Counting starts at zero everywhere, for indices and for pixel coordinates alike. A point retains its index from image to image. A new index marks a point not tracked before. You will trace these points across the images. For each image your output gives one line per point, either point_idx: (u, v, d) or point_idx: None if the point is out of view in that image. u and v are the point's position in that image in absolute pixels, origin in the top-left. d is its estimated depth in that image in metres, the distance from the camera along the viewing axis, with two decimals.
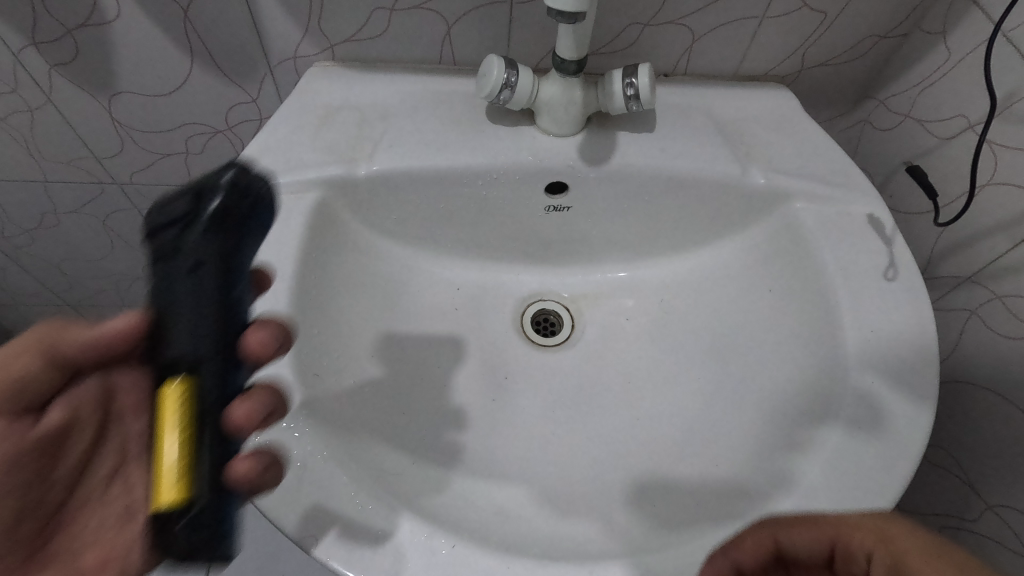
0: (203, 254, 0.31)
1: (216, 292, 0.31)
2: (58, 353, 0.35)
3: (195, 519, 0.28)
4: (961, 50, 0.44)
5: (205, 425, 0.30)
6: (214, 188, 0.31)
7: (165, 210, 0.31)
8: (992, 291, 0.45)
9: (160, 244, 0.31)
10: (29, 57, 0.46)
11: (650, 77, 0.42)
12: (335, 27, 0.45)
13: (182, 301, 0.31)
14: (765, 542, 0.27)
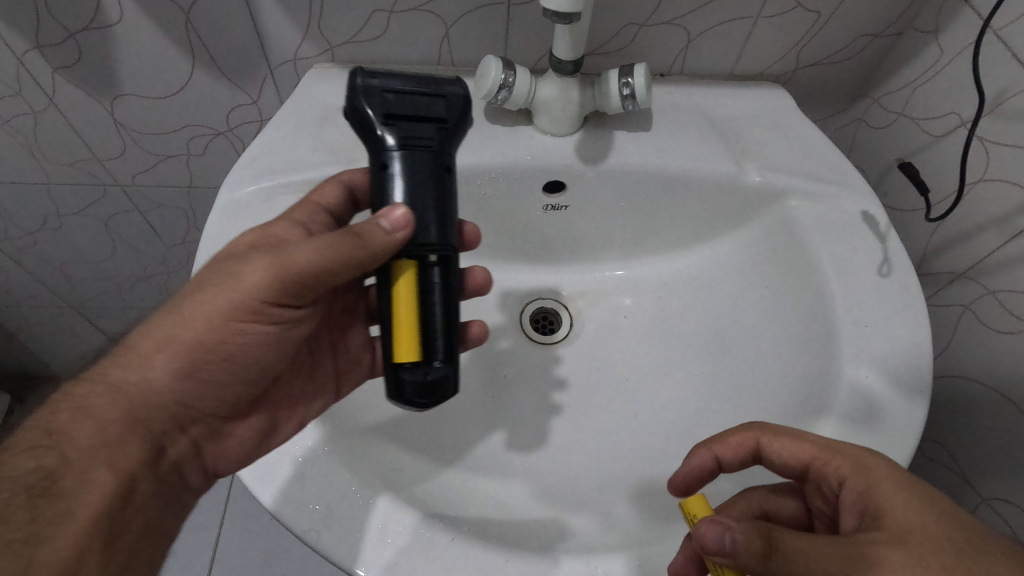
0: (445, 156, 0.34)
1: (446, 188, 0.34)
2: (321, 275, 0.33)
3: (441, 377, 0.32)
4: (953, 49, 0.44)
5: (437, 288, 0.33)
6: (400, 110, 0.33)
7: (427, 104, 0.33)
8: (986, 286, 0.46)
9: (413, 130, 0.33)
10: (33, 60, 0.47)
11: (646, 77, 0.42)
12: (334, 29, 0.45)
13: (415, 185, 0.33)
14: (748, 442, 0.35)
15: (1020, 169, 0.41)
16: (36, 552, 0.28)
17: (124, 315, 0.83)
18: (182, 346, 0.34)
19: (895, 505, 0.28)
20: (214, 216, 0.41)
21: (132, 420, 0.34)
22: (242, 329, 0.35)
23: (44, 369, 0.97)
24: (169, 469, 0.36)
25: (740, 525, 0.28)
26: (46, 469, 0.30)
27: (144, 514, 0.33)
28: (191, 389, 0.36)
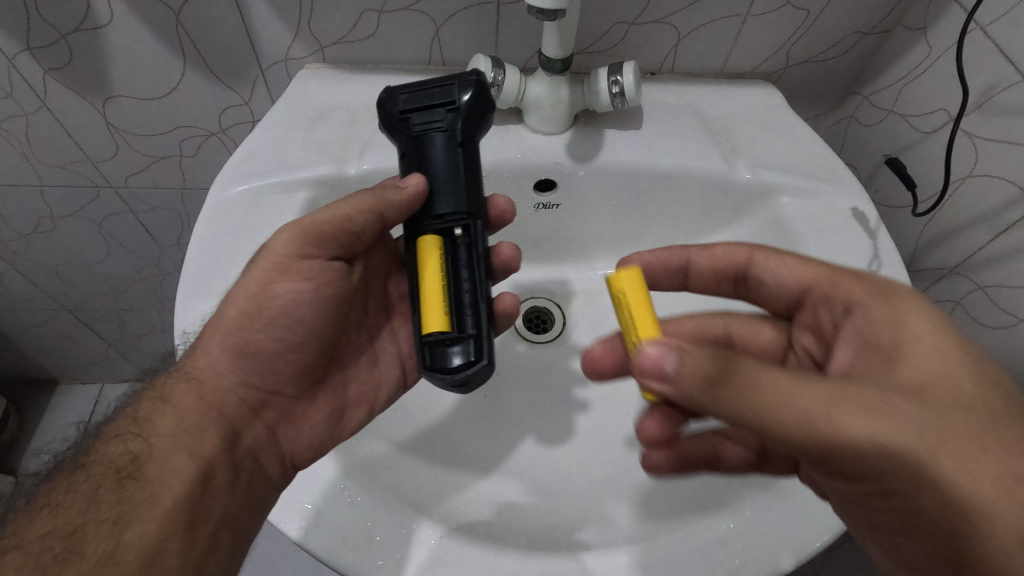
0: (456, 130, 0.35)
1: (462, 162, 0.35)
2: (340, 221, 0.37)
3: (475, 345, 0.31)
4: (942, 45, 0.44)
5: (465, 255, 0.33)
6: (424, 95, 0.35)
7: (439, 91, 0.35)
8: (976, 282, 0.46)
9: (429, 116, 0.34)
10: (24, 62, 0.47)
11: (635, 75, 0.43)
12: (324, 29, 0.45)
13: (434, 164, 0.34)
14: (740, 256, 0.39)
15: (1009, 165, 0.42)
16: (122, 534, 0.29)
17: (119, 317, 0.83)
18: (235, 331, 0.37)
19: (916, 351, 0.29)
20: (204, 215, 0.41)
21: (209, 407, 0.36)
22: (274, 286, 0.37)
23: (40, 372, 0.97)
24: (247, 457, 0.36)
25: (692, 351, 0.27)
26: (134, 453, 0.32)
27: (224, 499, 0.34)
28: (253, 370, 0.38)
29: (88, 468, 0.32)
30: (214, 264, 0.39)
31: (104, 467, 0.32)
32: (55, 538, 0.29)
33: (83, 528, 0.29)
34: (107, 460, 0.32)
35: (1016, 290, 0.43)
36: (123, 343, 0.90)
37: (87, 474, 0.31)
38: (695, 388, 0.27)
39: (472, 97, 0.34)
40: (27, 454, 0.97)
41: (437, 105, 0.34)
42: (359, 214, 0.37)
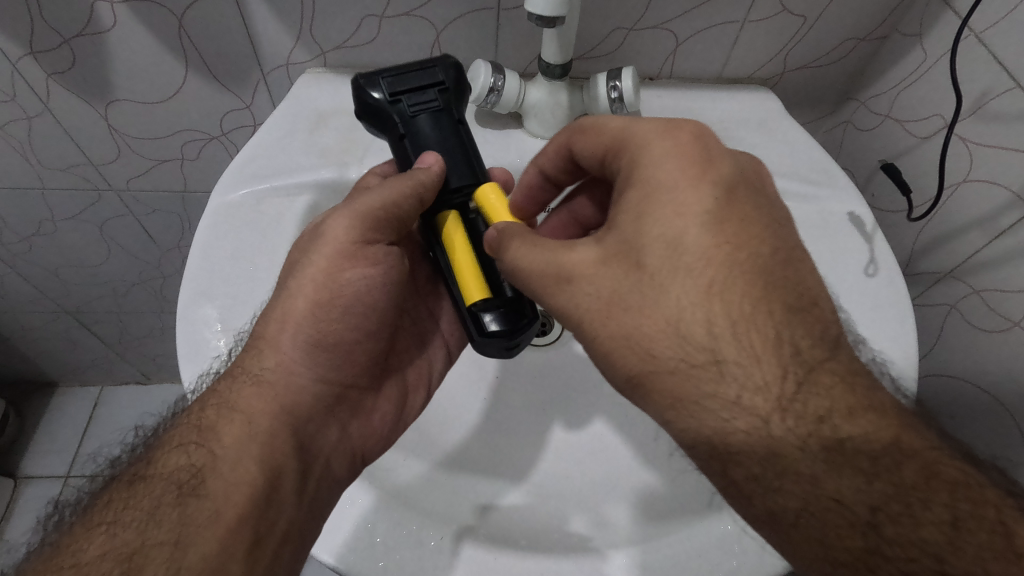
0: (451, 109, 0.38)
1: (462, 134, 0.38)
2: (391, 208, 0.38)
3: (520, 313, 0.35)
4: (937, 51, 0.45)
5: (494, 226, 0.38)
6: (408, 84, 0.37)
7: (423, 75, 0.38)
8: (971, 285, 0.47)
9: (419, 97, 0.37)
10: (27, 67, 0.47)
11: (633, 80, 0.43)
12: (326, 33, 0.46)
13: (439, 141, 0.37)
14: (561, 149, 0.39)
15: (1004, 170, 0.42)
16: (184, 557, 0.29)
17: (119, 319, 0.83)
18: (306, 324, 0.38)
19: (656, 222, 0.31)
20: (205, 218, 0.41)
21: (277, 408, 0.36)
22: (344, 274, 0.39)
23: (40, 375, 0.98)
24: (318, 457, 0.38)
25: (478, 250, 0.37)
26: (196, 466, 0.32)
27: (290, 511, 0.34)
28: (326, 362, 0.39)
29: (152, 481, 0.32)
30: (215, 266, 0.39)
31: (166, 480, 0.32)
32: (115, 560, 0.28)
33: (146, 549, 0.29)
34: (169, 473, 0.32)
35: (1010, 294, 0.43)
36: (123, 346, 0.90)
37: (148, 487, 0.32)
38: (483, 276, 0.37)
39: (453, 80, 0.38)
40: (26, 456, 0.97)
41: (424, 90, 0.37)
42: (402, 200, 0.37)
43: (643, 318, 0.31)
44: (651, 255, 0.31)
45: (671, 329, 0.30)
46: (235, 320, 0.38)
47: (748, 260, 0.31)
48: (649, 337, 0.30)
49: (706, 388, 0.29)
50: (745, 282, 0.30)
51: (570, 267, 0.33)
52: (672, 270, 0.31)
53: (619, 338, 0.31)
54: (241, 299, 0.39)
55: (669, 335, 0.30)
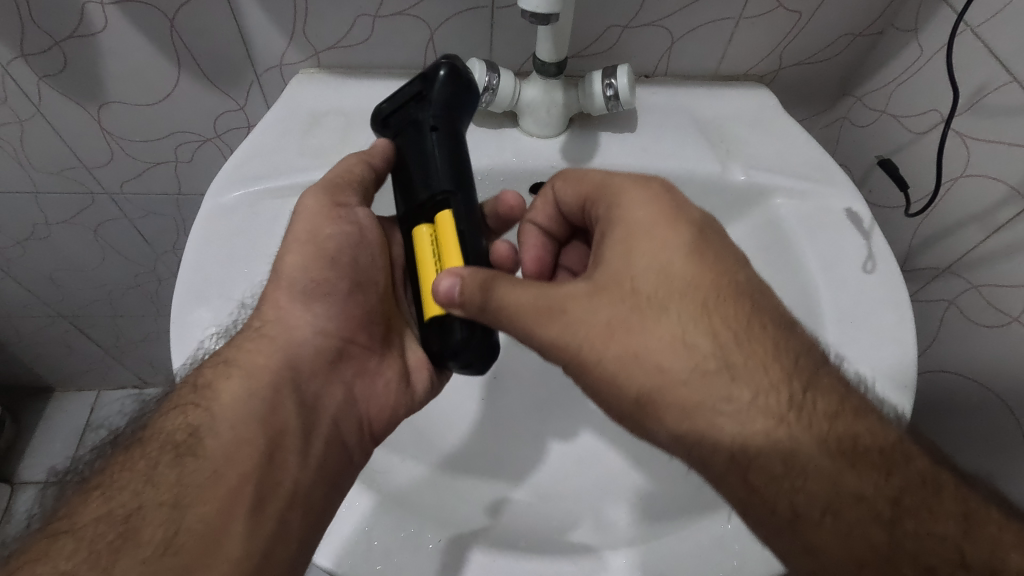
0: (432, 117, 0.37)
1: (439, 144, 0.37)
2: (349, 177, 0.40)
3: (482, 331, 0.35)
4: (933, 47, 0.45)
5: (471, 230, 0.36)
6: (400, 97, 0.38)
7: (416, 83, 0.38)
8: (969, 281, 0.46)
9: (406, 112, 0.38)
10: (17, 69, 0.47)
11: (629, 77, 0.43)
12: (319, 34, 0.46)
13: (412, 151, 0.37)
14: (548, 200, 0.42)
15: (1001, 164, 0.42)
16: (183, 516, 0.30)
17: (115, 324, 0.83)
18: (299, 277, 0.39)
19: (639, 254, 0.33)
20: (200, 219, 0.41)
21: (278, 362, 0.38)
22: (325, 230, 0.39)
23: (36, 380, 0.97)
24: (322, 415, 0.39)
25: (465, 279, 0.33)
26: (193, 427, 0.33)
27: (295, 474, 0.35)
28: (324, 314, 0.40)
29: (148, 444, 0.32)
30: (209, 255, 0.39)
31: (161, 441, 0.32)
32: (110, 523, 0.28)
33: (142, 512, 0.29)
34: (167, 434, 0.33)
35: (1007, 288, 0.43)
36: (120, 350, 0.90)
37: (144, 449, 0.32)
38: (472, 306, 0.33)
39: (439, 84, 0.37)
40: (22, 462, 0.97)
41: (411, 102, 0.38)
42: (354, 163, 0.40)
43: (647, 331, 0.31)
44: (642, 283, 0.32)
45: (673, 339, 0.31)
46: (231, 292, 0.38)
47: (728, 284, 0.32)
48: (656, 354, 0.31)
49: (715, 403, 0.30)
50: (733, 301, 0.32)
51: (562, 299, 0.33)
52: (666, 292, 0.32)
53: (626, 362, 0.32)
54: (233, 297, 0.38)
55: (668, 347, 0.31)
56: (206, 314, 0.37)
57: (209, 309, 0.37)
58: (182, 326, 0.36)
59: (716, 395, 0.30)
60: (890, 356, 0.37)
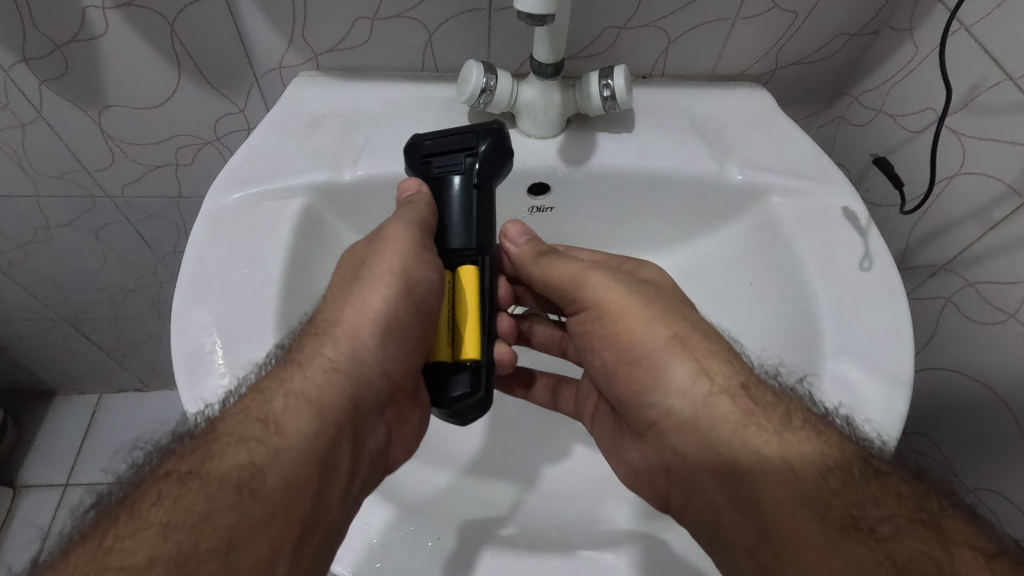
0: (473, 174, 0.40)
1: (473, 202, 0.40)
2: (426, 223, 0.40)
3: (484, 377, 0.37)
4: (928, 46, 0.45)
5: (487, 287, 0.40)
6: (444, 148, 0.41)
7: (460, 139, 0.41)
8: (965, 278, 0.47)
9: (449, 158, 0.41)
10: (19, 73, 0.47)
11: (626, 78, 0.43)
12: (318, 36, 0.46)
13: (447, 197, 0.40)
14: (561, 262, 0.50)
15: (996, 162, 0.42)
16: (236, 561, 0.27)
17: (116, 327, 0.83)
18: (381, 312, 0.38)
19: (656, 276, 0.44)
20: (201, 221, 0.41)
21: (347, 402, 0.35)
22: (416, 274, 0.39)
23: (37, 383, 0.98)
24: (368, 455, 0.36)
25: (523, 243, 0.45)
26: (255, 465, 0.30)
27: (335, 509, 0.32)
28: (394, 355, 0.38)
29: (206, 479, 0.29)
30: (215, 258, 0.40)
31: (220, 480, 0.29)
32: (165, 566, 0.26)
33: (196, 556, 0.27)
34: (226, 470, 0.30)
35: (1002, 285, 0.44)
36: (122, 353, 0.90)
37: (202, 487, 0.29)
38: (527, 255, 0.45)
39: (484, 150, 0.40)
40: (24, 465, 0.97)
41: (454, 156, 0.41)
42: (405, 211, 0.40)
43: (639, 314, 0.40)
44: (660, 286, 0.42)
45: (660, 325, 0.39)
46: (259, 295, 0.38)
47: None
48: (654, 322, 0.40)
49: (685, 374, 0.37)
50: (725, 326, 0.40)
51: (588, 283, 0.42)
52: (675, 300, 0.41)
53: (611, 333, 0.41)
54: (235, 299, 0.38)
55: (656, 332, 0.39)
56: (209, 315, 0.37)
57: (212, 311, 0.38)
58: (190, 328, 0.37)
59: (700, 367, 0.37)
60: (881, 371, 0.36)
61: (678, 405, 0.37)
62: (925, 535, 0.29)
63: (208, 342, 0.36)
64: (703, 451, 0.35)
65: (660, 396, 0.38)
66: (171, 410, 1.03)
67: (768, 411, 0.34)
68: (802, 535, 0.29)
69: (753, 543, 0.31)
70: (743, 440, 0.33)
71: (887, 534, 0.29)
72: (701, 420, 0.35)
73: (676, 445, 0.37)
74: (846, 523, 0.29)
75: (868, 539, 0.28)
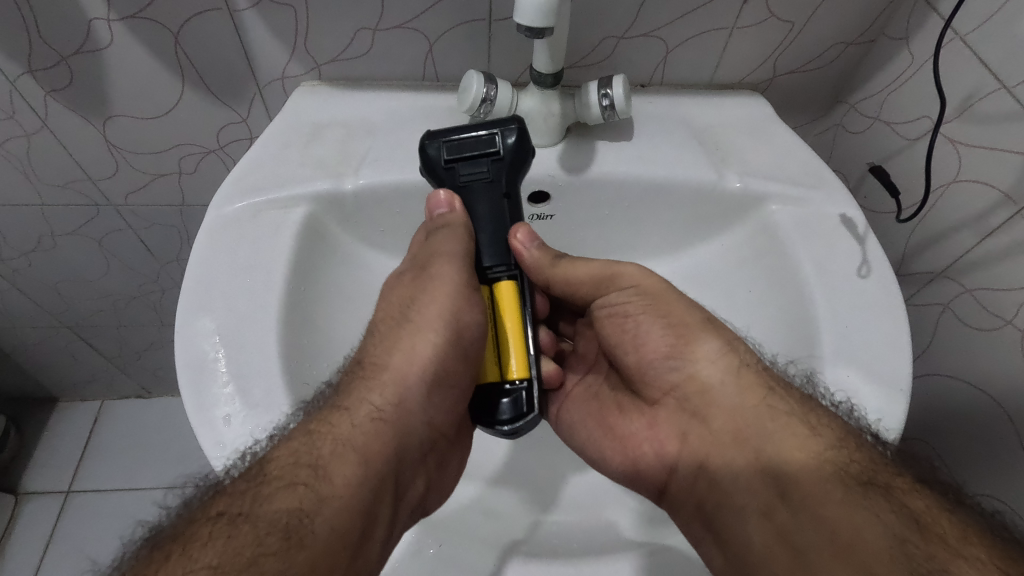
0: (502, 183, 0.41)
1: (506, 211, 0.42)
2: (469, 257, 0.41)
3: (536, 394, 0.38)
4: (923, 54, 0.45)
5: (527, 304, 0.41)
6: (467, 155, 0.41)
7: (484, 145, 0.41)
8: (963, 285, 0.47)
9: (473, 166, 0.41)
10: (26, 85, 0.48)
11: (625, 88, 0.43)
12: (320, 47, 0.47)
13: (479, 208, 0.41)
14: None
15: (992, 170, 0.42)
16: None
17: (118, 333, 0.83)
18: (430, 359, 0.40)
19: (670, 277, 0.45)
20: (205, 229, 0.42)
21: (388, 450, 0.37)
22: (466, 319, 0.40)
23: (40, 390, 0.98)
24: (400, 504, 0.38)
25: (535, 247, 0.42)
26: (303, 510, 0.32)
27: (375, 558, 0.34)
28: (436, 403, 0.40)
29: (257, 522, 0.30)
30: (217, 266, 0.40)
31: (268, 523, 0.31)
32: None
33: None
34: (276, 514, 0.31)
35: (1000, 292, 0.44)
36: (124, 359, 0.90)
37: (248, 528, 0.30)
38: (543, 259, 0.42)
39: (511, 157, 0.41)
40: (25, 472, 0.97)
41: (479, 163, 0.41)
42: (449, 240, 0.40)
43: (674, 298, 0.42)
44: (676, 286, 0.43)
45: (695, 308, 0.42)
46: (262, 303, 0.39)
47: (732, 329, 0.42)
48: (685, 309, 0.41)
49: (711, 358, 0.40)
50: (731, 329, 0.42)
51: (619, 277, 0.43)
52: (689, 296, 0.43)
53: (648, 323, 0.42)
54: (239, 308, 0.38)
55: (692, 312, 0.41)
56: (212, 323, 0.38)
57: (215, 319, 0.38)
58: (195, 334, 0.37)
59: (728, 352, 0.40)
60: (879, 376, 0.37)
61: (705, 370, 0.40)
62: (925, 492, 0.33)
63: (212, 350, 0.37)
64: (727, 416, 0.38)
65: (686, 362, 0.41)
66: (172, 415, 1.03)
67: (784, 384, 0.38)
68: (823, 495, 0.33)
69: (785, 525, 0.34)
70: (770, 406, 0.37)
71: (900, 488, 0.33)
72: (727, 386, 0.39)
73: (698, 411, 0.40)
74: (865, 480, 0.33)
75: (883, 494, 0.33)
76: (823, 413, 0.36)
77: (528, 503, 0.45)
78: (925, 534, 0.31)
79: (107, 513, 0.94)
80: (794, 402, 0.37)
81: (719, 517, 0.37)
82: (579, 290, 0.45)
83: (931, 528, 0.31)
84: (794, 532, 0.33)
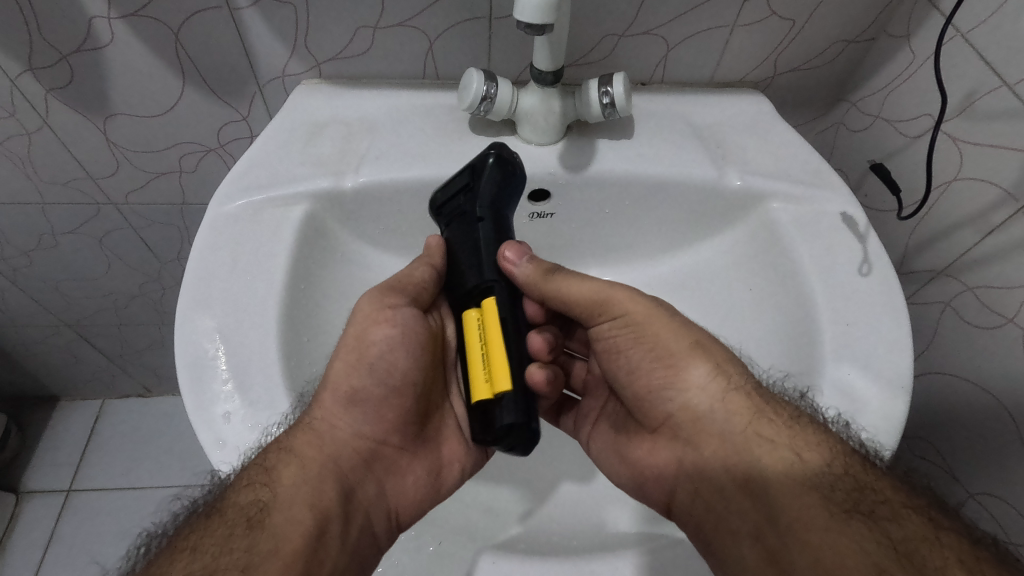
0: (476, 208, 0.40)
1: (481, 238, 0.40)
2: (406, 279, 0.42)
3: (524, 405, 0.36)
4: (924, 52, 0.45)
5: (509, 314, 0.39)
6: (449, 193, 0.41)
7: (460, 178, 0.41)
8: (965, 283, 0.47)
9: (455, 202, 0.41)
10: (26, 83, 0.48)
11: (625, 85, 0.43)
12: (321, 45, 0.47)
13: (460, 241, 0.41)
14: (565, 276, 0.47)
15: (993, 168, 0.42)
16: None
17: (119, 332, 0.83)
18: (339, 376, 0.39)
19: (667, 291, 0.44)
20: (204, 228, 0.42)
21: (320, 457, 0.37)
22: (369, 335, 0.40)
23: (41, 389, 0.98)
24: (359, 507, 0.38)
25: (525, 263, 0.41)
26: (263, 501, 0.33)
27: (336, 554, 0.34)
28: (362, 415, 0.40)
29: (224, 513, 0.33)
30: (216, 264, 0.40)
31: (237, 511, 0.33)
32: None
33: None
34: (239, 504, 0.33)
35: (1001, 291, 0.44)
36: (125, 358, 0.90)
37: (220, 520, 0.33)
38: (535, 277, 0.41)
39: (479, 182, 0.40)
40: (25, 471, 0.97)
41: (456, 197, 0.41)
42: (418, 268, 0.42)
43: (664, 320, 0.41)
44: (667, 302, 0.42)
45: (681, 329, 0.40)
46: (262, 302, 0.39)
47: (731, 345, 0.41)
48: (668, 335, 0.40)
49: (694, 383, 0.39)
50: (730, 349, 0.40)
51: (609, 297, 0.42)
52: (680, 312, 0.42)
53: (640, 345, 0.41)
54: (240, 306, 0.38)
55: (679, 337, 0.40)
56: (211, 322, 0.38)
57: (214, 318, 0.38)
58: (195, 333, 0.37)
59: (716, 378, 0.38)
60: (880, 373, 0.37)
61: (695, 398, 0.39)
62: (920, 519, 0.32)
63: (212, 348, 0.37)
64: (719, 442, 0.37)
65: (678, 391, 0.39)
66: (172, 414, 1.03)
67: (777, 407, 0.37)
68: (808, 520, 0.32)
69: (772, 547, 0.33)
70: (757, 432, 0.36)
71: (886, 515, 0.32)
72: (717, 413, 0.38)
73: (689, 437, 0.39)
74: (849, 507, 0.32)
75: (868, 521, 0.31)
76: (813, 437, 0.35)
77: (528, 500, 0.45)
78: (909, 565, 0.29)
79: (107, 513, 0.94)
80: (782, 424, 0.36)
81: (715, 544, 0.36)
82: (572, 308, 0.44)
83: (915, 557, 0.30)
84: (785, 556, 0.32)
